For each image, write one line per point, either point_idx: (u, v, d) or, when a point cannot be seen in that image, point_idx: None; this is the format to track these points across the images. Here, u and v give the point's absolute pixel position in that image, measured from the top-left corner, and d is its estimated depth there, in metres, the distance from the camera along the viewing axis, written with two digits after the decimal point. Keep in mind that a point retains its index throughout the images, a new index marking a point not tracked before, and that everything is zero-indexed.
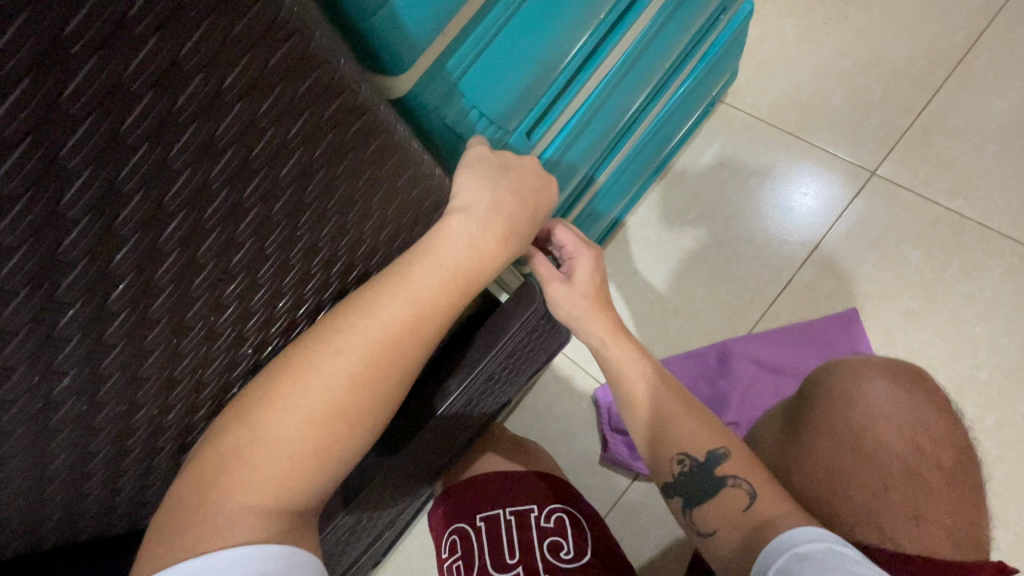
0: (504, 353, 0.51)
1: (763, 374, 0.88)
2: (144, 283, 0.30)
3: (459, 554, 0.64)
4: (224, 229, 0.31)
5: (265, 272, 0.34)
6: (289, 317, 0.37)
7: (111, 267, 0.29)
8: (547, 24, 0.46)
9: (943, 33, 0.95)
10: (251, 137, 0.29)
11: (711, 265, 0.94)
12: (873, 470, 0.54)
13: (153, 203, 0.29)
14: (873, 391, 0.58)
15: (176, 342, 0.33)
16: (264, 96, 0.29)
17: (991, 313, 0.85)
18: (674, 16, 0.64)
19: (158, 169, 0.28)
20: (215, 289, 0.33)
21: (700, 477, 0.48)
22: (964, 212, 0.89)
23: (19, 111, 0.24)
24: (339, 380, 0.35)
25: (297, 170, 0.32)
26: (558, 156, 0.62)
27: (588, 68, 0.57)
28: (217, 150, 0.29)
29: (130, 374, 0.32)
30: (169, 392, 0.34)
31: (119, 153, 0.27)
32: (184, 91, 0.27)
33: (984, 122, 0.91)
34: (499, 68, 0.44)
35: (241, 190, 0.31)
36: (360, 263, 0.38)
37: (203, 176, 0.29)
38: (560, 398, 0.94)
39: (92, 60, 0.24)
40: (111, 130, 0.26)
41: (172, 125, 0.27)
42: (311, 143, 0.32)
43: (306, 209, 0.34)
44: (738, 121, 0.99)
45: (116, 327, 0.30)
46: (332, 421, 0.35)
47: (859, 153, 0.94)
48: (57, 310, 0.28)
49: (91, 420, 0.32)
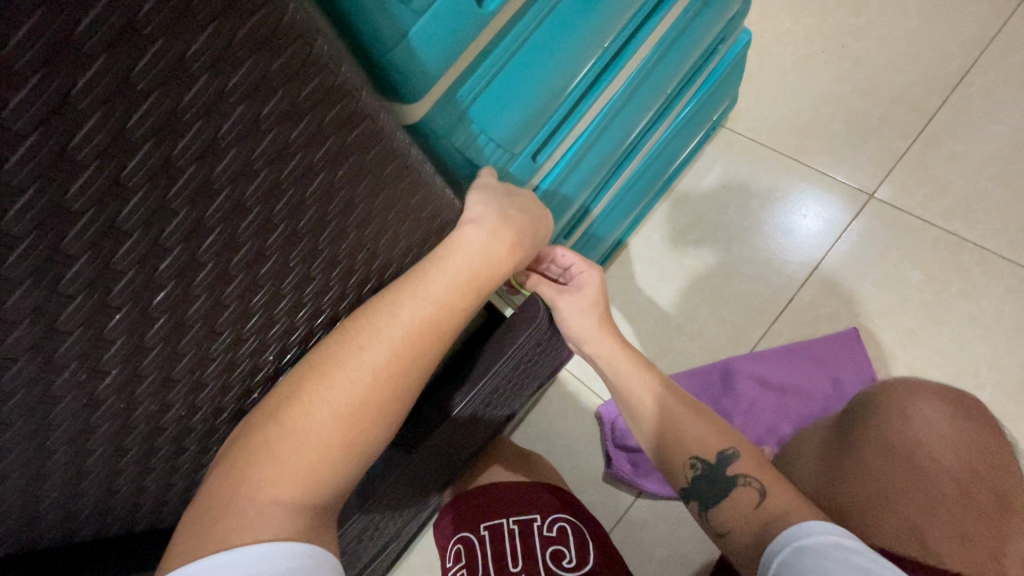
0: (510, 365, 0.52)
1: (766, 392, 0.89)
2: (182, 290, 0.33)
3: (463, 562, 0.65)
4: (256, 241, 0.34)
5: (288, 283, 0.37)
6: (308, 326, 0.40)
7: (156, 274, 0.31)
8: (549, 59, 0.49)
9: (937, 61, 0.98)
10: (284, 159, 0.32)
11: (714, 284, 0.96)
12: (919, 488, 0.54)
13: (195, 218, 0.31)
14: (926, 408, 0.60)
15: (205, 348, 0.35)
16: (296, 122, 0.31)
17: (992, 333, 0.86)
18: (674, 45, 0.67)
19: (201, 188, 0.30)
20: (244, 298, 0.35)
21: (714, 479, 0.50)
22: (962, 234, 0.90)
23: (91, 137, 0.26)
24: (362, 378, 0.37)
25: (323, 187, 0.35)
26: (563, 176, 0.65)
27: (592, 94, 0.60)
28: (254, 171, 0.32)
29: (164, 376, 0.35)
30: (197, 394, 0.37)
31: (170, 174, 0.29)
32: (228, 119, 0.29)
33: (980, 146, 0.93)
34: (507, 95, 0.47)
35: (273, 207, 0.33)
36: (375, 276, 0.41)
37: (240, 195, 0.32)
38: (565, 414, 0.95)
39: (154, 93, 0.27)
40: (164, 153, 0.29)
41: (215, 149, 0.30)
42: (336, 164, 0.34)
43: (328, 225, 0.36)
44: (738, 144, 1.02)
45: (155, 331, 0.33)
46: (355, 417, 0.37)
47: (858, 176, 0.96)
48: (109, 313, 0.31)
49: (127, 417, 0.34)
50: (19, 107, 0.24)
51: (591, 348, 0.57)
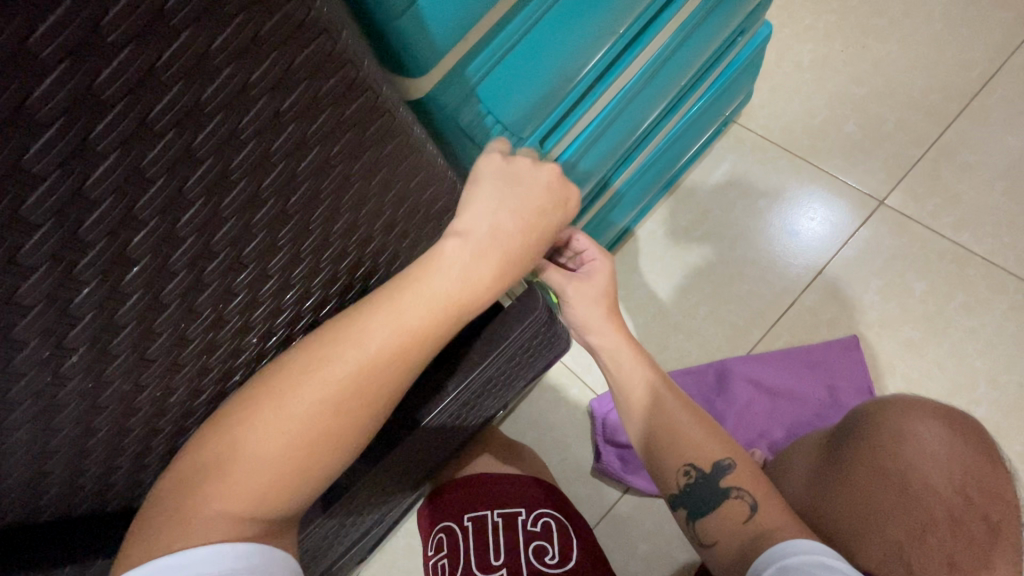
0: (503, 358, 0.51)
1: (760, 396, 0.88)
2: (158, 267, 0.31)
3: (445, 552, 0.64)
4: (240, 218, 0.32)
5: (275, 264, 0.35)
6: (296, 308, 0.38)
7: (129, 248, 0.29)
8: (564, 39, 0.47)
9: (959, 68, 0.96)
10: (273, 131, 0.30)
11: (715, 283, 0.95)
12: (912, 511, 0.54)
13: (174, 189, 0.29)
14: (925, 431, 0.58)
15: (184, 327, 0.34)
16: (288, 93, 0.29)
17: (992, 349, 0.84)
18: (695, 31, 0.65)
19: (180, 157, 0.28)
20: (226, 277, 0.34)
21: (705, 490, 0.48)
22: (970, 247, 0.88)
23: (54, 94, 0.24)
24: (323, 402, 0.35)
25: (315, 164, 0.33)
26: (571, 163, 0.63)
27: (607, 78, 0.58)
28: (239, 142, 0.30)
29: (138, 355, 0.33)
30: (174, 374, 0.35)
31: (145, 139, 0.27)
32: (209, 82, 0.27)
33: (995, 158, 0.91)
34: (518, 74, 0.45)
35: (259, 182, 0.31)
36: (368, 259, 0.39)
37: (224, 166, 0.30)
38: (556, 406, 0.94)
39: (128, 48, 0.24)
40: (140, 116, 0.26)
41: (197, 114, 0.28)
42: (330, 140, 0.32)
43: (320, 205, 0.34)
44: (749, 142, 1.00)
45: (128, 309, 0.31)
46: (312, 443, 0.35)
47: (868, 181, 0.94)
48: (75, 289, 0.29)
49: (96, 397, 0.33)
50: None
51: (597, 340, 0.54)
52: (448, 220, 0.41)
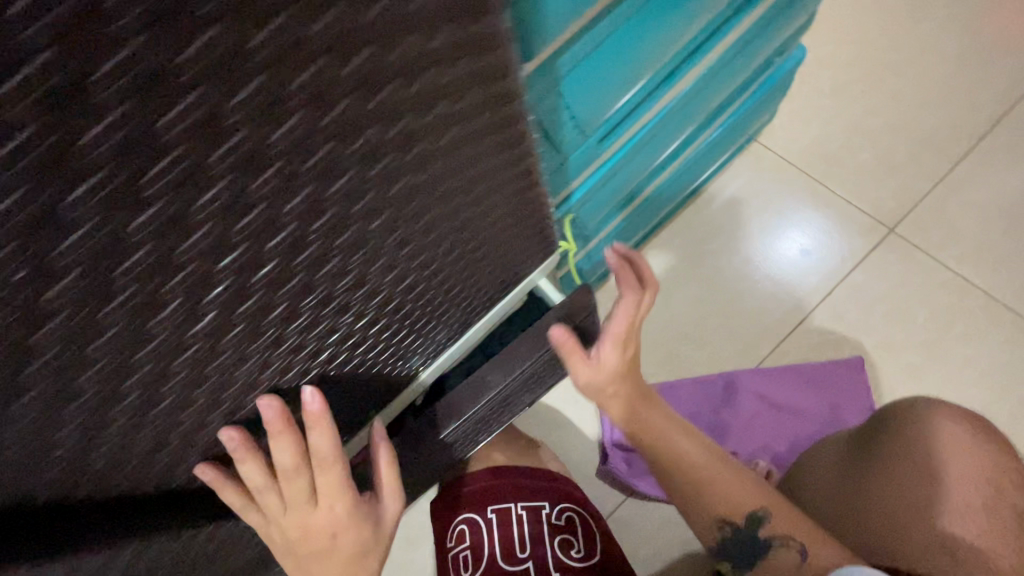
0: (553, 349, 0.52)
1: (766, 409, 0.90)
2: (267, 242, 0.29)
3: (466, 544, 0.63)
4: (339, 203, 0.30)
5: (370, 243, 0.35)
6: (375, 282, 0.39)
7: (249, 220, 0.28)
8: (644, 42, 0.48)
9: (970, 108, 1.00)
10: (395, 113, 0.28)
11: (727, 295, 0.97)
12: (952, 498, 0.55)
13: (284, 171, 0.26)
14: (946, 427, 0.60)
15: (273, 294, 0.33)
16: (417, 74, 0.27)
17: (985, 378, 0.88)
18: (746, 47, 0.66)
19: (302, 135, 0.25)
20: (325, 254, 0.33)
21: (748, 541, 0.51)
22: (971, 279, 0.92)
23: (202, 57, 0.20)
24: (321, 545, 0.44)
25: (430, 147, 0.31)
26: (620, 165, 0.63)
27: (665, 85, 0.59)
28: (361, 125, 0.27)
29: (228, 318, 0.32)
30: (251, 341, 0.35)
31: (274, 114, 0.24)
32: (383, 71, 0.25)
33: (998, 196, 0.95)
34: (599, 71, 0.47)
35: (366, 166, 0.29)
36: (448, 242, 0.39)
37: (338, 148, 0.27)
38: (565, 406, 0.94)
39: (289, 13, 0.21)
40: (275, 89, 0.23)
41: (330, 92, 0.25)
42: (444, 127, 0.30)
43: (423, 188, 0.34)
44: (767, 160, 1.03)
45: (242, 275, 0.30)
46: (336, 546, 0.44)
47: (878, 208, 0.97)
48: (176, 264, 0.27)
49: (184, 357, 0.32)
50: (186, 39, 0.20)
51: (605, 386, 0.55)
52: (527, 211, 0.41)
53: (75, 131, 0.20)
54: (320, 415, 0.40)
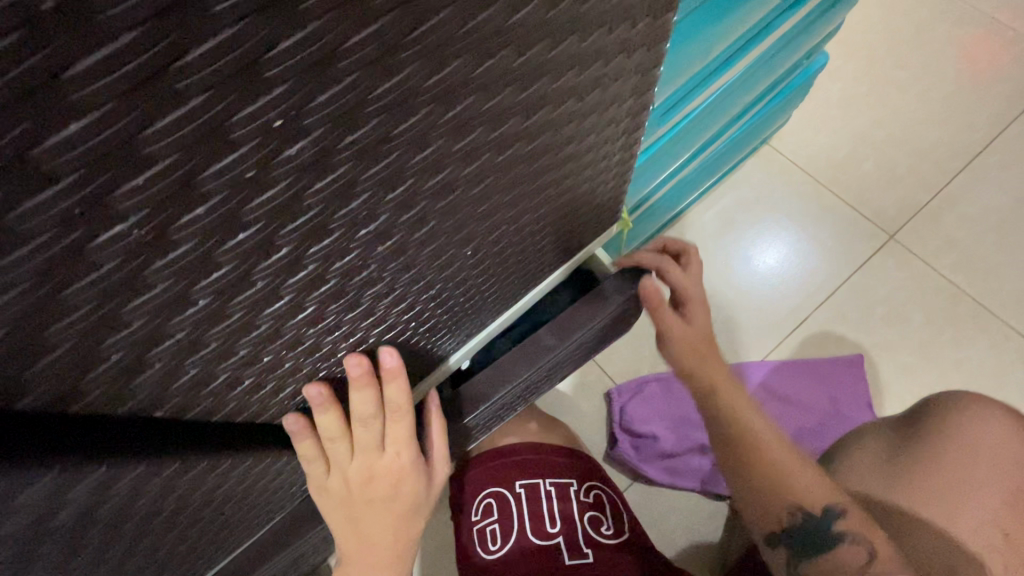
0: (609, 318, 0.52)
1: (772, 401, 0.93)
2: (422, 213, 0.24)
3: (495, 517, 0.62)
4: (500, 171, 0.26)
5: (505, 216, 0.31)
6: (485, 264, 0.34)
7: (421, 191, 0.23)
8: (731, 11, 0.47)
9: (965, 128, 1.06)
10: (587, 62, 0.24)
11: (736, 290, 0.99)
12: (1001, 483, 0.54)
13: (479, 128, 0.22)
14: (991, 421, 0.58)
15: (401, 275, 0.28)
16: (624, 20, 0.24)
17: (975, 379, 0.93)
18: (802, 31, 0.65)
19: (507, 79, 0.21)
20: (461, 230, 0.28)
21: (816, 533, 0.47)
22: (962, 287, 0.98)
23: None
24: (380, 499, 0.38)
25: (592, 103, 0.27)
26: (674, 141, 0.62)
27: (736, 58, 0.57)
28: (559, 74, 0.23)
29: (352, 301, 0.27)
30: (361, 322, 0.30)
31: (495, 49, 0.19)
32: (594, 45, 0.23)
33: (988, 212, 1.01)
34: (692, 38, 0.46)
35: (538, 124, 0.25)
36: (556, 213, 0.37)
37: (528, 100, 0.23)
38: (576, 392, 0.94)
39: None
40: (512, 20, 0.18)
41: (555, 33, 0.21)
42: (612, 79, 0.27)
43: (568, 154, 0.30)
44: (777, 163, 1.06)
45: (383, 249, 0.24)
46: (398, 500, 0.39)
47: (880, 217, 1.02)
48: (321, 237, 0.21)
49: (296, 340, 0.27)
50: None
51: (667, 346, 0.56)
52: (623, 175, 0.40)
53: (313, 76, 0.15)
54: (397, 369, 0.35)
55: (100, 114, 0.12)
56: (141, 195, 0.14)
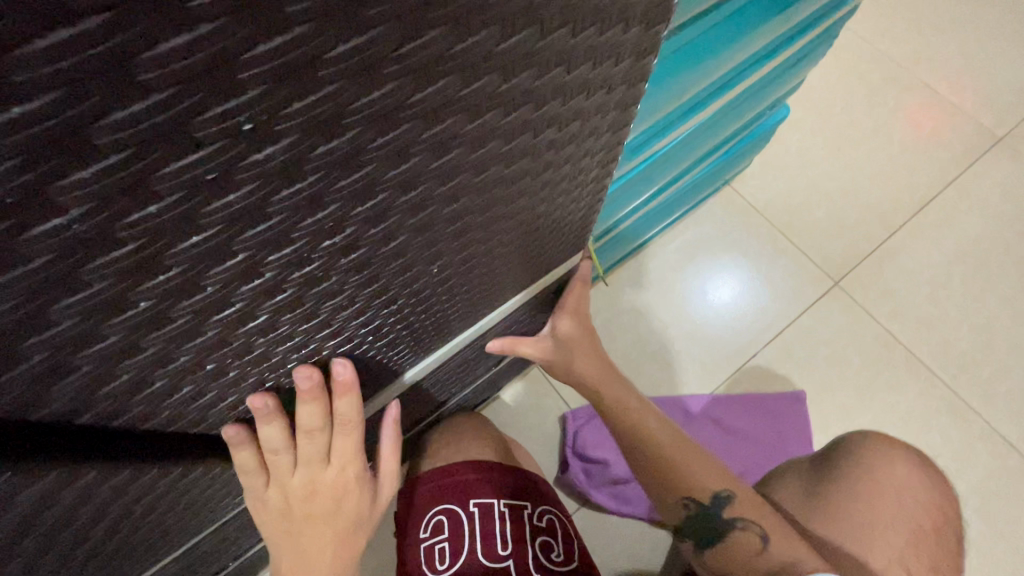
0: None
1: (720, 432, 0.96)
2: (393, 228, 0.24)
3: (444, 536, 0.60)
4: (475, 193, 0.26)
5: (476, 236, 0.31)
6: (449, 281, 0.34)
7: (394, 206, 0.22)
8: (703, 59, 0.49)
9: (906, 187, 1.14)
10: (569, 94, 0.24)
11: (690, 323, 1.02)
12: (909, 520, 0.56)
13: (458, 149, 0.22)
14: (909, 464, 0.61)
15: (364, 288, 0.27)
16: (609, 59, 0.24)
17: (903, 423, 0.98)
18: (767, 83, 0.68)
19: (490, 104, 0.21)
20: (430, 247, 0.28)
21: (707, 518, 0.51)
22: (898, 335, 1.04)
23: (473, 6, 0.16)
24: (320, 515, 0.36)
25: (570, 134, 0.28)
26: (643, 175, 0.63)
27: (706, 102, 0.59)
28: (541, 103, 0.23)
29: (309, 312, 0.26)
30: (317, 334, 0.28)
31: (479, 73, 0.19)
32: (578, 78, 0.24)
33: (923, 267, 1.09)
34: (664, 81, 0.47)
35: (516, 150, 0.25)
36: (527, 237, 0.37)
37: (509, 126, 0.23)
38: (530, 412, 0.94)
39: None
40: (498, 48, 0.19)
41: (540, 64, 0.21)
42: (592, 113, 0.28)
43: (542, 181, 0.30)
44: (737, 205, 1.11)
45: (346, 262, 0.24)
46: (339, 517, 0.37)
47: (827, 263, 1.08)
48: (284, 246, 0.20)
49: (244, 350, 0.25)
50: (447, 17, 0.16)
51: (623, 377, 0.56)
52: (593, 204, 0.41)
53: (284, 81, 0.14)
54: (349, 381, 0.33)
55: (55, 94, 0.12)
56: (87, 187, 0.14)
